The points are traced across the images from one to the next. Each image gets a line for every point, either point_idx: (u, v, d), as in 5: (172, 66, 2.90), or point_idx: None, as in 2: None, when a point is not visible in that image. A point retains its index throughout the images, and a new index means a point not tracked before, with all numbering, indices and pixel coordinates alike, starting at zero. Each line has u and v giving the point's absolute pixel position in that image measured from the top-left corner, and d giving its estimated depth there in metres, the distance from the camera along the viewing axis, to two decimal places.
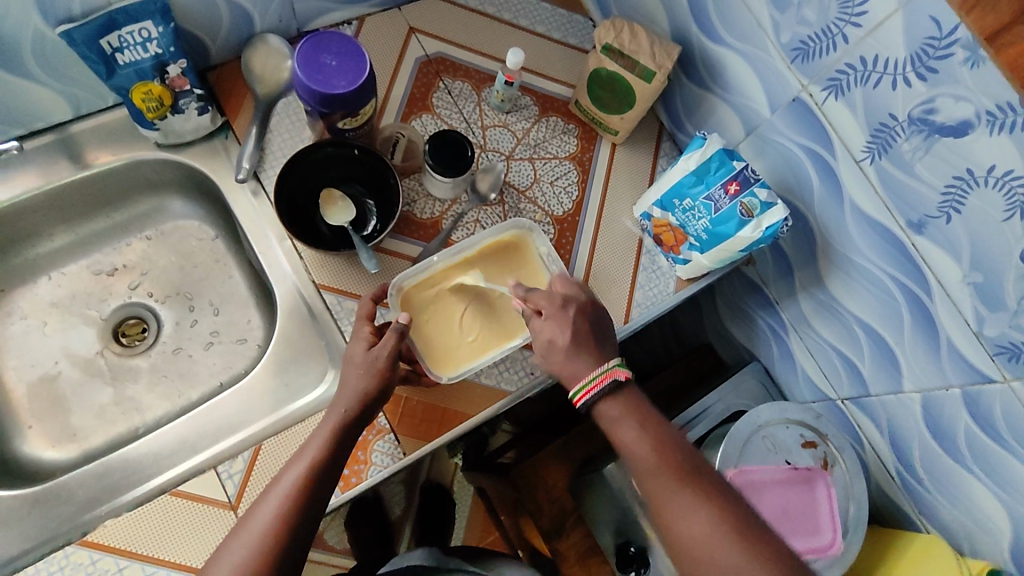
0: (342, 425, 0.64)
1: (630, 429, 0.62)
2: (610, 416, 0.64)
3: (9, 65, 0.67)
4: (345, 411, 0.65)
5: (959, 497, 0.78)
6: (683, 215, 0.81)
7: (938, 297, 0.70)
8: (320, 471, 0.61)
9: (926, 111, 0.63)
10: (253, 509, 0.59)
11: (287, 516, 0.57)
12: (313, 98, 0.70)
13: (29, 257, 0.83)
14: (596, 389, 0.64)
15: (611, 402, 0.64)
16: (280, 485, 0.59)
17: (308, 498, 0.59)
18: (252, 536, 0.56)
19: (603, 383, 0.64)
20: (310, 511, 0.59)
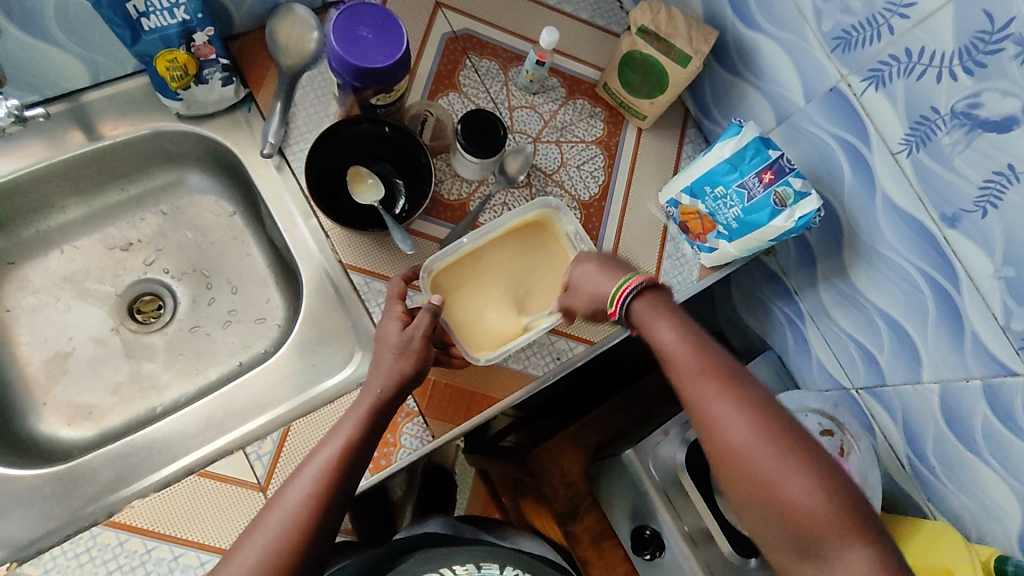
0: (377, 404, 0.64)
1: (665, 326, 0.64)
2: (646, 315, 0.65)
3: (30, 26, 0.63)
4: (382, 389, 0.65)
5: (971, 487, 0.80)
6: (713, 203, 0.81)
7: (966, 290, 0.71)
8: (351, 456, 0.61)
9: (971, 105, 0.63)
10: (285, 485, 0.59)
11: (319, 499, 0.58)
12: (349, 72, 0.68)
13: (40, 229, 0.80)
14: (630, 292, 0.66)
15: (645, 304, 0.66)
16: (313, 466, 0.60)
17: (339, 483, 0.60)
18: (285, 517, 0.57)
19: (635, 288, 0.66)
20: (341, 495, 0.60)
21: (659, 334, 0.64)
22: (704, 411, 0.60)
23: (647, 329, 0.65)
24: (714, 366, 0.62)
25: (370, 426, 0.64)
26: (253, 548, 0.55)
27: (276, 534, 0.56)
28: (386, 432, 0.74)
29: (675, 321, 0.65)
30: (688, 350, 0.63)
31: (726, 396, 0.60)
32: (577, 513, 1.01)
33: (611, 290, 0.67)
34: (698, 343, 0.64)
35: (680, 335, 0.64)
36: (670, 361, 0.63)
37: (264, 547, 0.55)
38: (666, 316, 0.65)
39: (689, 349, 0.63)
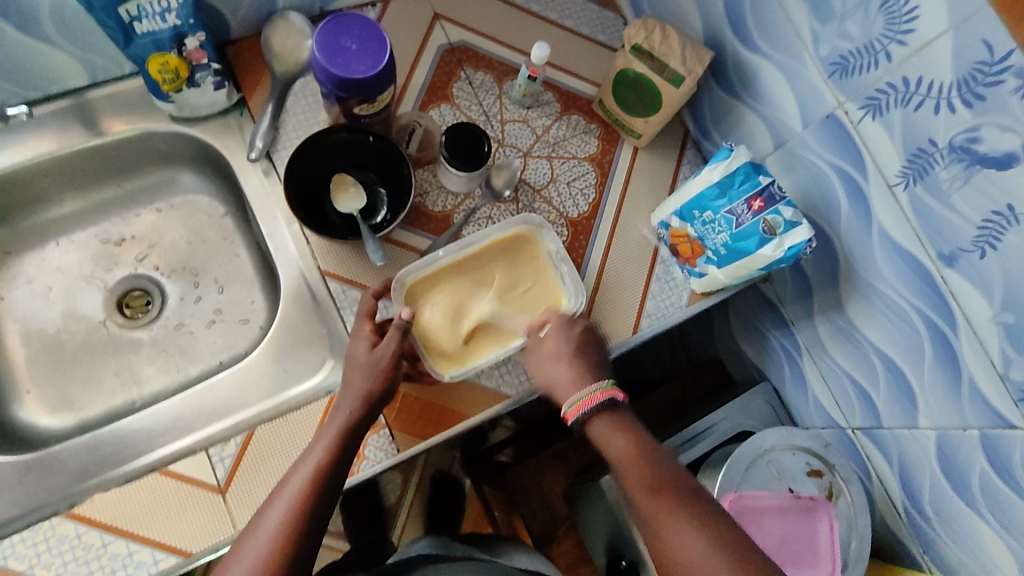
0: (347, 427, 0.64)
1: (622, 443, 0.64)
2: (603, 432, 0.65)
3: (25, 26, 0.65)
4: (350, 412, 0.64)
5: (967, 542, 0.74)
6: (702, 227, 0.78)
7: (963, 334, 0.67)
8: (326, 474, 0.60)
9: (969, 139, 0.59)
10: (261, 515, 0.58)
11: (298, 517, 0.57)
12: (331, 82, 0.68)
13: (38, 221, 0.83)
14: (593, 404, 0.65)
15: (605, 420, 0.65)
16: (286, 490, 0.58)
17: (317, 500, 0.58)
18: (262, 540, 0.55)
19: (601, 398, 0.66)
20: (320, 511, 0.58)
21: (615, 450, 0.64)
22: (658, 533, 0.60)
23: (603, 446, 0.65)
24: (668, 485, 0.62)
25: (343, 448, 0.63)
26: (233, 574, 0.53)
27: (255, 557, 0.54)
28: None
29: (633, 437, 0.65)
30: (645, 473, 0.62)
31: (679, 518, 0.59)
32: (553, 538, 1.06)
33: (576, 395, 0.67)
34: (654, 461, 0.63)
35: (636, 452, 0.64)
36: (627, 478, 0.63)
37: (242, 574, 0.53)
38: (624, 432, 0.65)
39: (645, 468, 0.63)
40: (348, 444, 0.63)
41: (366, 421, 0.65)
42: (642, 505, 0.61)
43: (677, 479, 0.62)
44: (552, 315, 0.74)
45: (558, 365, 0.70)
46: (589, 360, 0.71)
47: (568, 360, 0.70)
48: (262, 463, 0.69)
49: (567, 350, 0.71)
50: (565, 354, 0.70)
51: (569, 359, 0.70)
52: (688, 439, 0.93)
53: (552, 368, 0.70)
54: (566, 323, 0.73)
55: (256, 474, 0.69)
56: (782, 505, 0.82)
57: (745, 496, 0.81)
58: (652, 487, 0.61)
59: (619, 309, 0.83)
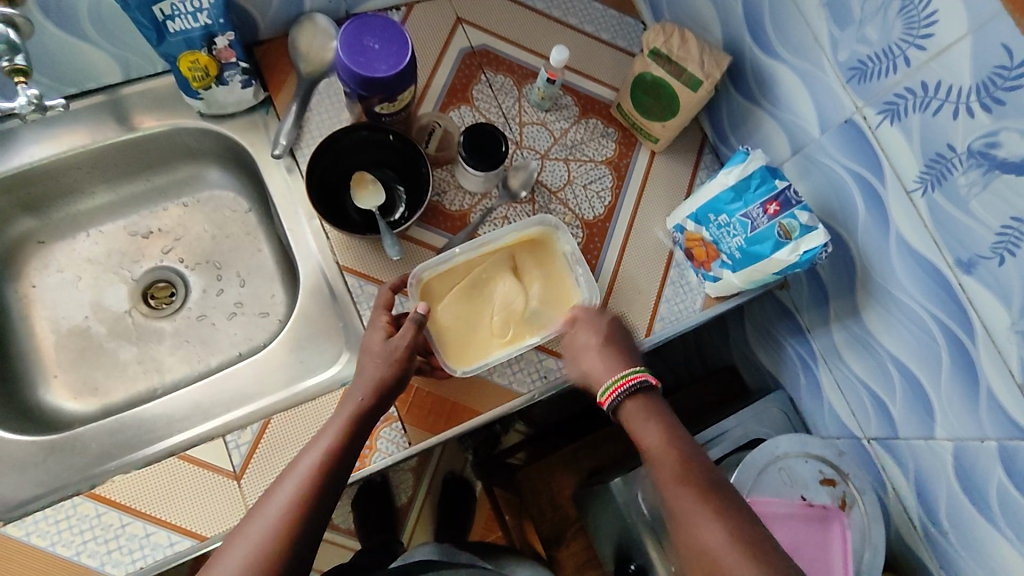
0: (358, 412, 0.64)
1: (654, 430, 0.64)
2: (635, 416, 0.65)
3: (65, 24, 0.69)
4: (362, 398, 0.65)
5: (981, 553, 0.73)
6: (717, 231, 0.78)
7: (981, 342, 0.66)
8: (335, 459, 0.61)
9: (988, 144, 0.59)
10: (271, 494, 0.58)
11: (304, 502, 0.57)
12: (354, 80, 0.70)
13: (70, 212, 0.86)
14: (624, 389, 0.66)
15: (634, 401, 0.65)
16: (296, 472, 0.59)
17: (321, 485, 0.59)
18: (265, 522, 0.56)
19: (632, 382, 0.66)
20: (324, 498, 0.59)
21: (645, 435, 0.64)
22: (683, 521, 0.59)
23: (635, 431, 0.65)
24: (696, 475, 0.61)
25: (351, 436, 0.63)
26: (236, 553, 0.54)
27: (260, 535, 0.55)
28: None
29: (662, 426, 0.64)
30: (670, 459, 0.62)
31: (705, 508, 0.58)
32: (562, 539, 1.01)
33: (606, 382, 0.67)
34: (683, 452, 0.63)
35: (667, 440, 0.63)
36: (657, 466, 0.63)
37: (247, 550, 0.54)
38: (657, 419, 0.65)
39: (675, 459, 0.62)
40: (356, 433, 0.64)
41: (376, 410, 0.66)
42: (668, 493, 0.61)
43: (706, 470, 0.62)
44: (581, 310, 0.74)
45: (591, 354, 0.70)
46: (619, 349, 0.71)
47: (598, 350, 0.70)
48: (278, 450, 0.71)
49: (597, 339, 0.71)
50: (596, 343, 0.71)
51: (600, 348, 0.70)
52: (698, 446, 0.93)
53: (585, 358, 0.71)
54: (595, 315, 0.74)
55: (270, 462, 0.71)
56: (793, 512, 0.81)
57: (756, 501, 0.81)
58: (679, 477, 0.61)
59: (632, 312, 0.84)
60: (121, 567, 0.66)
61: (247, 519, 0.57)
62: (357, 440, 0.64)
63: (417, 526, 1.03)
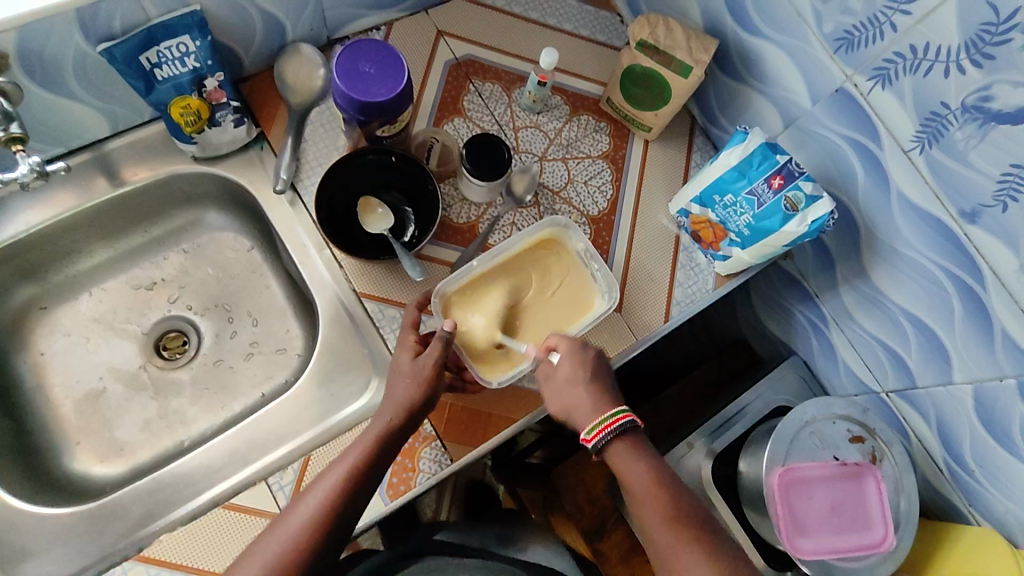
0: (386, 433, 0.65)
1: (641, 470, 0.65)
2: (622, 457, 0.66)
3: (51, 84, 0.67)
4: (391, 420, 0.65)
5: (1012, 488, 0.76)
6: (724, 211, 0.80)
7: (992, 287, 0.68)
8: (360, 478, 0.62)
9: (982, 98, 0.61)
10: (292, 507, 0.60)
11: (321, 520, 0.58)
12: (352, 106, 0.70)
13: (69, 274, 0.84)
14: (612, 428, 0.67)
15: (621, 442, 0.67)
16: (320, 487, 0.61)
17: (344, 503, 0.60)
18: (286, 534, 0.57)
19: (618, 423, 0.67)
20: (345, 515, 0.60)
21: (632, 475, 0.65)
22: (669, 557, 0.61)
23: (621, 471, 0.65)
24: (680, 513, 0.63)
25: (381, 453, 0.64)
26: (251, 565, 0.56)
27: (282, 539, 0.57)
28: (404, 457, 0.75)
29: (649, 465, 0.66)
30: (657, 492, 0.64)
31: (689, 543, 0.61)
32: (604, 531, 1.02)
33: (593, 420, 0.67)
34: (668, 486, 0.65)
35: (655, 479, 0.65)
36: (641, 503, 0.64)
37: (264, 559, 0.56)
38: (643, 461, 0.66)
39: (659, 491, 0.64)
40: (384, 452, 0.64)
41: (406, 428, 0.66)
42: (656, 530, 0.62)
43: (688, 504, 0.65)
44: (560, 340, 0.73)
45: (576, 390, 0.70)
46: (604, 383, 0.71)
47: (585, 385, 0.70)
48: None
49: (583, 374, 0.71)
50: (582, 379, 0.70)
51: (586, 384, 0.70)
52: (722, 423, 0.94)
53: (568, 393, 0.70)
54: (578, 347, 0.72)
55: None
56: (830, 473, 0.84)
57: (793, 468, 0.83)
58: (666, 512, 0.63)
59: (649, 299, 0.85)
60: None
61: (268, 530, 0.59)
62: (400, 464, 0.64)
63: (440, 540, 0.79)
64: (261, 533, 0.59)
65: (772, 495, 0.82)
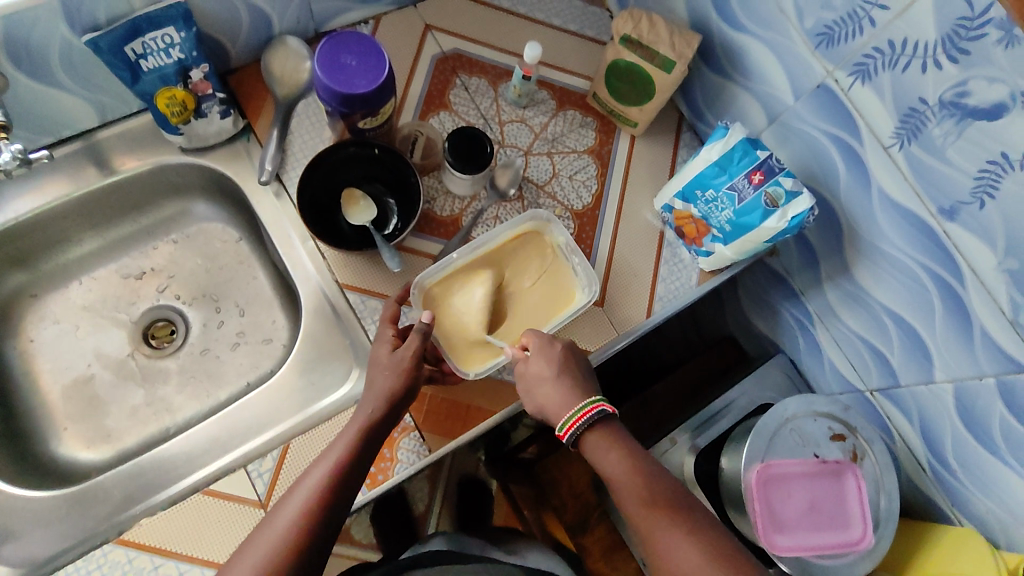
0: (369, 424, 0.65)
1: (615, 458, 0.65)
2: (596, 447, 0.66)
3: (37, 74, 0.68)
4: (373, 410, 0.65)
5: (992, 487, 0.75)
6: (705, 207, 0.80)
7: (971, 285, 0.68)
8: (344, 473, 0.61)
9: (959, 94, 0.61)
10: (277, 508, 0.58)
11: (311, 520, 0.56)
12: (334, 98, 0.70)
13: (60, 262, 0.85)
14: (585, 418, 0.67)
15: (595, 433, 0.66)
16: (304, 485, 0.59)
17: (332, 499, 0.58)
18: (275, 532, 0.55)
19: (590, 414, 0.67)
20: (334, 511, 0.58)
21: (608, 466, 0.64)
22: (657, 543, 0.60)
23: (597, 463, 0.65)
24: (661, 495, 0.62)
25: (362, 448, 0.63)
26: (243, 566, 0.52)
27: (270, 543, 0.54)
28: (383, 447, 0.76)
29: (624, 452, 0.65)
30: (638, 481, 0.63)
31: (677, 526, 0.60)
32: (587, 526, 1.02)
33: (567, 414, 0.68)
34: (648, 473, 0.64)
35: (634, 467, 0.64)
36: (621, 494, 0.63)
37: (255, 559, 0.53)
38: (618, 447, 0.66)
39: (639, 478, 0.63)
40: (368, 446, 0.64)
41: (388, 419, 0.66)
42: (639, 517, 0.62)
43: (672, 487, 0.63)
44: (532, 339, 0.74)
45: (546, 386, 0.70)
46: (574, 378, 0.71)
47: (553, 382, 0.70)
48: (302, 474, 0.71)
49: (550, 371, 0.71)
50: (548, 376, 0.70)
51: (554, 379, 0.70)
52: (707, 418, 0.95)
53: (539, 391, 0.70)
54: (547, 343, 0.73)
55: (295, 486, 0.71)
56: (809, 471, 0.84)
57: (772, 464, 0.83)
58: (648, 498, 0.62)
59: (631, 294, 0.85)
60: None
61: (254, 532, 0.56)
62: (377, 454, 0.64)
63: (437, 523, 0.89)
64: (246, 538, 0.56)
65: (750, 489, 0.82)
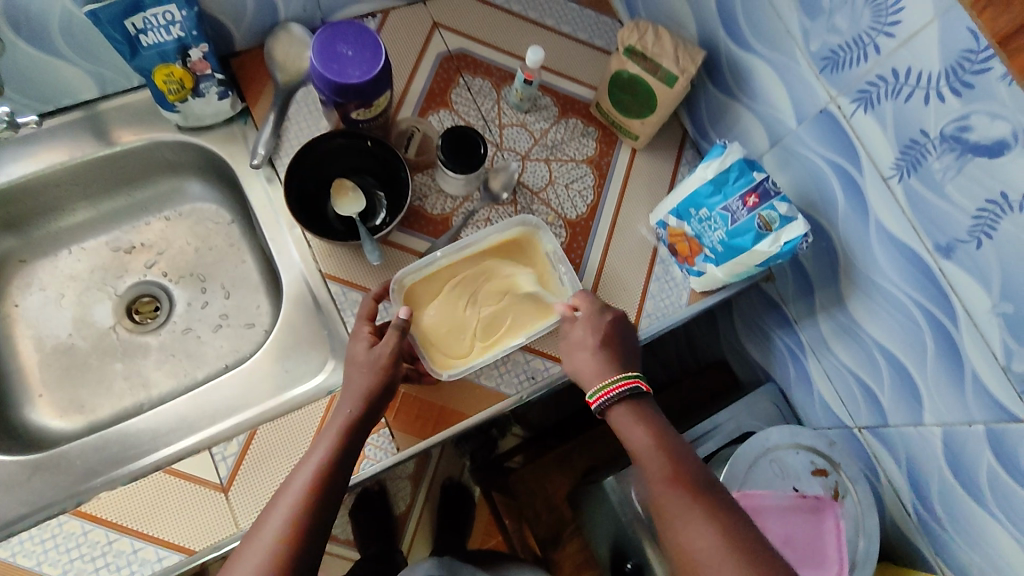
0: (347, 426, 0.64)
1: (643, 433, 0.65)
2: (624, 421, 0.66)
3: (36, 41, 0.68)
4: (351, 409, 0.65)
5: (976, 538, 0.73)
6: (699, 225, 0.78)
7: (964, 326, 0.66)
8: (327, 475, 0.60)
9: (960, 128, 0.59)
10: (263, 519, 0.58)
11: (294, 540, 0.56)
12: (328, 87, 0.70)
13: (51, 230, 0.86)
14: (613, 394, 0.67)
15: (625, 407, 0.67)
16: (287, 493, 0.58)
17: (317, 505, 0.58)
18: (264, 546, 0.55)
19: (621, 388, 0.67)
20: (321, 515, 0.58)
21: (634, 439, 0.65)
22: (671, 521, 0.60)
23: (624, 434, 0.66)
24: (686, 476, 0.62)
25: (343, 450, 0.63)
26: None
27: (253, 570, 0.53)
28: None
29: (652, 429, 0.65)
30: (661, 458, 0.63)
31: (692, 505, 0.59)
32: (560, 540, 1.01)
33: (596, 385, 0.68)
34: (673, 450, 0.64)
35: (658, 444, 0.64)
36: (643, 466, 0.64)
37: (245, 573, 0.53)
38: (647, 424, 0.66)
39: (664, 456, 0.63)
40: (348, 445, 0.63)
41: (365, 419, 0.65)
42: (658, 490, 0.62)
43: (696, 470, 0.63)
44: (583, 299, 0.74)
45: (584, 353, 0.71)
46: (615, 350, 0.71)
47: (592, 351, 0.70)
48: (264, 461, 0.70)
49: (592, 339, 0.71)
50: (590, 344, 0.71)
51: (595, 349, 0.70)
52: (695, 438, 0.92)
53: (578, 356, 0.71)
54: (597, 311, 0.73)
55: (256, 472, 0.70)
56: (788, 504, 0.81)
57: (748, 495, 0.80)
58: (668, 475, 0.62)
59: (618, 307, 0.84)
60: None
61: (243, 545, 0.56)
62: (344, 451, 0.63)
63: (415, 539, 0.94)
64: (237, 551, 0.56)
65: None
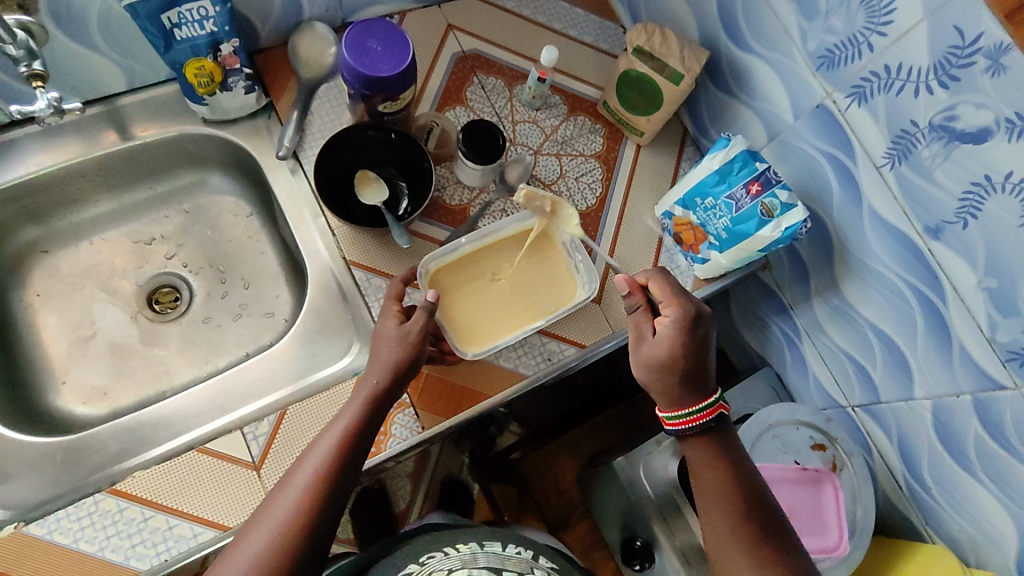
0: (374, 398, 0.66)
1: (714, 472, 0.67)
2: (698, 456, 0.68)
3: (74, 33, 0.71)
4: (377, 380, 0.66)
5: (964, 503, 0.78)
6: (704, 213, 0.83)
7: (951, 302, 0.71)
8: (349, 445, 0.63)
9: (948, 118, 0.65)
10: (290, 475, 0.61)
11: (312, 503, 0.59)
12: (358, 80, 0.74)
13: (73, 221, 0.87)
14: (700, 421, 0.68)
15: (700, 443, 0.68)
16: (311, 457, 0.61)
17: (337, 472, 0.61)
18: (288, 504, 0.58)
19: (707, 418, 0.68)
20: (341, 481, 0.61)
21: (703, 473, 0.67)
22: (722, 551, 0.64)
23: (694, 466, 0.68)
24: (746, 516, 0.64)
25: (367, 421, 0.65)
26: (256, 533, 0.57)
27: (273, 528, 0.56)
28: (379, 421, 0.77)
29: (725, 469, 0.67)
30: (725, 494, 0.65)
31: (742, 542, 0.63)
32: (569, 521, 1.03)
33: (685, 406, 0.69)
34: (741, 491, 0.66)
35: (727, 482, 0.66)
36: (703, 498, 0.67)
37: (265, 528, 0.57)
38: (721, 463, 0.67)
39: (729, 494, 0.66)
40: (371, 416, 0.66)
41: (392, 393, 0.67)
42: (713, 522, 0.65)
43: (756, 511, 0.65)
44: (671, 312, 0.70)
45: (671, 373, 0.68)
46: (698, 370, 0.69)
47: (679, 369, 0.68)
48: (295, 440, 0.73)
49: (680, 358, 0.68)
50: (679, 364, 0.68)
51: (682, 369, 0.68)
52: None
53: (662, 372, 0.69)
54: (688, 325, 0.69)
55: (287, 450, 0.72)
56: (790, 476, 0.86)
57: None
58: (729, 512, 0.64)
59: None
60: (145, 561, 0.66)
61: (268, 497, 0.60)
62: (373, 423, 0.66)
63: None
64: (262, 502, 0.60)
65: None
